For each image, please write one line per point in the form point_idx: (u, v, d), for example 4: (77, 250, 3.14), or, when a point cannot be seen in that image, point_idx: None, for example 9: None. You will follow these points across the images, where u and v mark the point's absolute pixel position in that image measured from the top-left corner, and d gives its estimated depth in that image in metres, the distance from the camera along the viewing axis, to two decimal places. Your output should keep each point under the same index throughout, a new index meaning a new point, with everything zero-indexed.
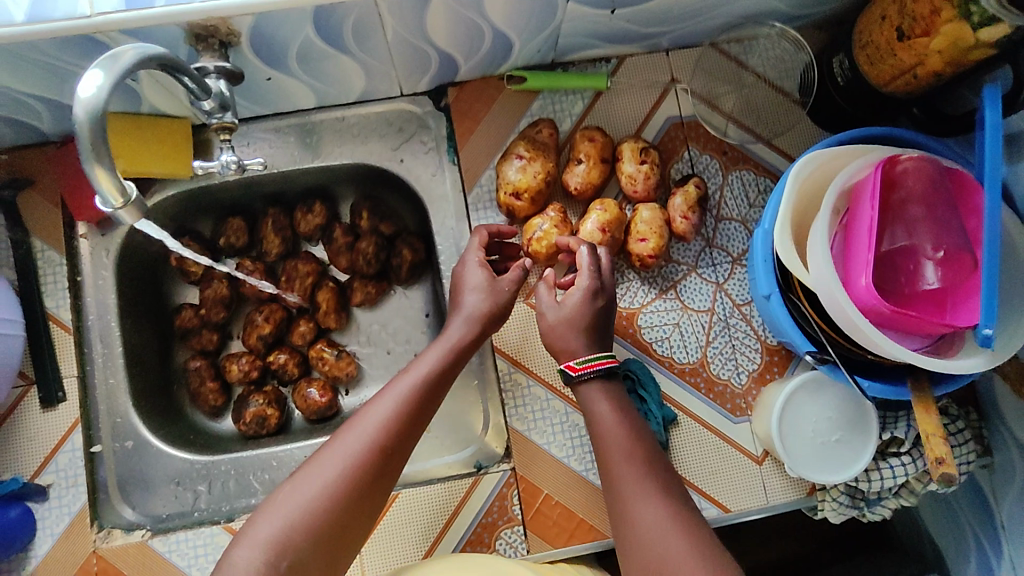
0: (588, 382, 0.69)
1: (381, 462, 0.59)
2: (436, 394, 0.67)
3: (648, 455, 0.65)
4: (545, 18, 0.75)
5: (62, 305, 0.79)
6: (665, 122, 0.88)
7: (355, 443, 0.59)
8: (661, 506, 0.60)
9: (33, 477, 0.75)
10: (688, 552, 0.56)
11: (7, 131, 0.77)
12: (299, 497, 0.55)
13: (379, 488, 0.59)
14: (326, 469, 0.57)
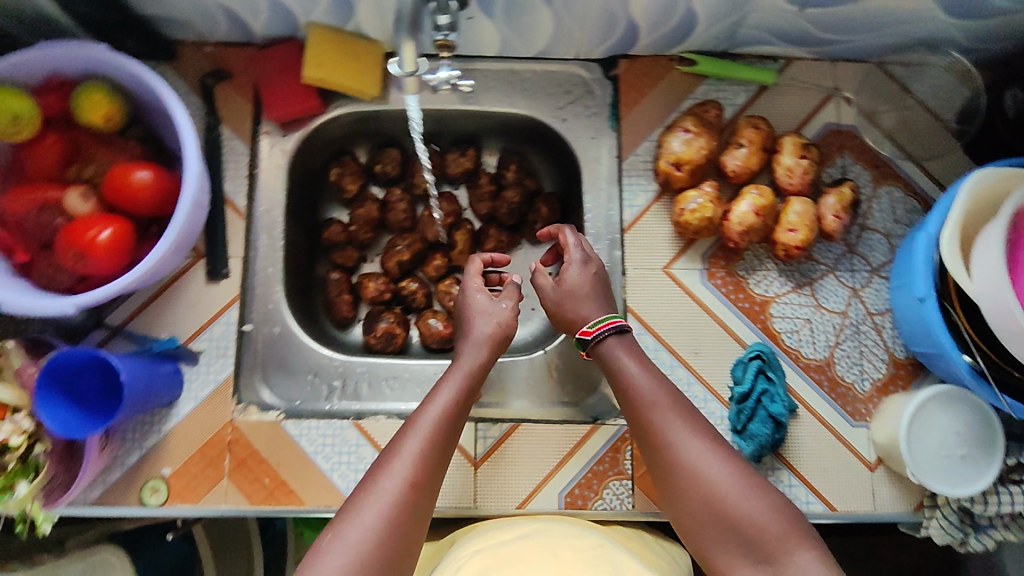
0: (603, 341, 0.71)
1: (422, 487, 0.58)
2: (460, 413, 0.66)
3: (676, 399, 0.65)
4: (740, 2, 0.78)
5: (239, 192, 0.85)
6: (823, 127, 0.89)
7: (388, 483, 0.57)
8: (705, 445, 0.61)
9: (187, 342, 0.81)
10: (744, 489, 0.58)
11: (222, 25, 0.83)
12: (349, 542, 0.53)
13: (423, 516, 0.58)
14: (369, 515, 0.55)
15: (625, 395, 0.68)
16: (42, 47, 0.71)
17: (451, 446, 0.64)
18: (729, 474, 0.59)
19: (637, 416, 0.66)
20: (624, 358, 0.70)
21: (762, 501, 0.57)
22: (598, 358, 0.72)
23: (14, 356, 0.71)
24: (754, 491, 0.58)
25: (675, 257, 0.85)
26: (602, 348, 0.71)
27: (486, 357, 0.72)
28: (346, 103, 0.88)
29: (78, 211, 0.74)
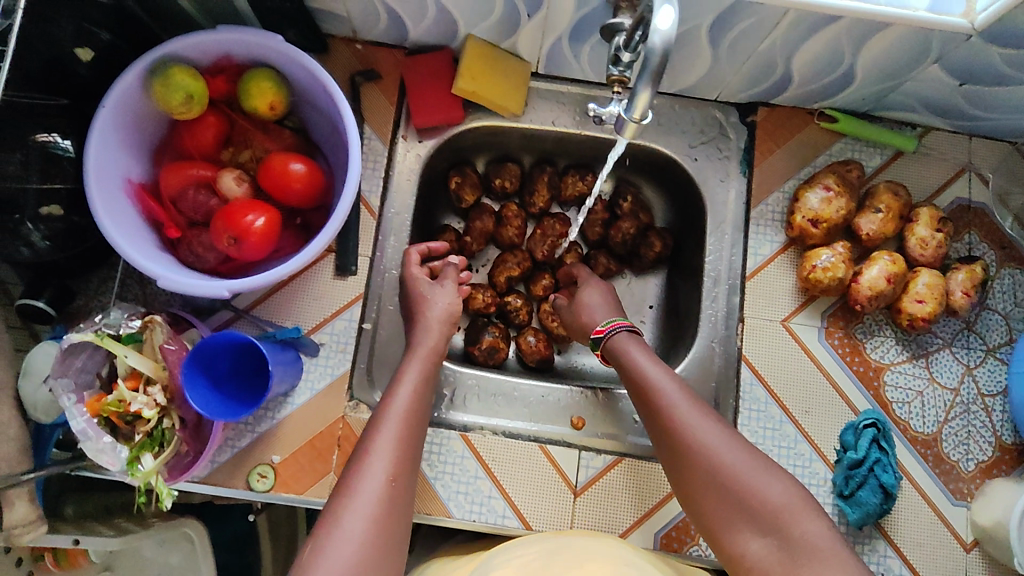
0: (614, 335, 0.81)
1: (404, 464, 0.65)
2: (424, 398, 0.73)
3: (680, 384, 0.73)
4: (901, 71, 0.78)
5: (375, 192, 0.87)
6: (953, 201, 0.89)
7: (377, 464, 0.64)
8: (709, 425, 0.68)
9: (310, 332, 0.82)
10: (747, 465, 0.64)
11: (382, 26, 0.85)
12: (349, 526, 0.59)
13: (406, 496, 0.64)
14: (365, 494, 0.61)
15: (633, 382, 0.76)
16: (221, 30, 0.72)
17: (422, 430, 0.71)
18: (732, 453, 0.65)
19: (645, 400, 0.73)
20: (633, 351, 0.78)
21: (767, 479, 0.63)
22: (612, 356, 0.80)
23: (158, 331, 0.72)
24: (756, 468, 0.64)
25: (795, 311, 0.86)
26: (616, 344, 0.80)
27: (437, 342, 0.78)
28: (484, 117, 0.90)
29: (232, 195, 0.76)
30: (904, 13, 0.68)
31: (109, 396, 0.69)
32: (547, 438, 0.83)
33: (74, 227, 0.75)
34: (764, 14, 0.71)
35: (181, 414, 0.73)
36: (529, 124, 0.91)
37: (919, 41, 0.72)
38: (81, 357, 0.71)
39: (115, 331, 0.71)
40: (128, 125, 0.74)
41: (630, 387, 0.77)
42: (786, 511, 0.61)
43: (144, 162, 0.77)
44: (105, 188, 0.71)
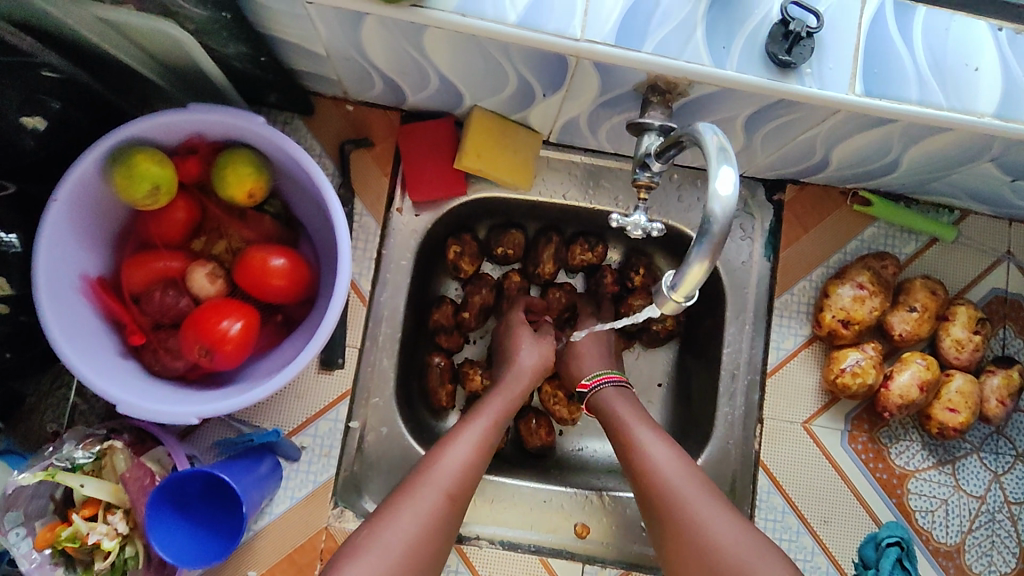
0: (602, 390, 0.80)
1: (455, 500, 0.66)
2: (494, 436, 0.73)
3: (656, 430, 0.73)
4: (950, 165, 0.71)
5: (365, 275, 0.79)
6: (989, 293, 0.83)
7: (430, 491, 0.65)
8: (682, 474, 0.67)
9: (290, 435, 0.75)
10: (718, 519, 0.63)
11: (376, 90, 0.76)
12: (385, 546, 0.60)
13: (450, 524, 0.66)
14: (407, 518, 0.62)
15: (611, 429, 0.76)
16: (193, 110, 0.63)
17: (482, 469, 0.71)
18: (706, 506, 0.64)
19: (620, 448, 0.73)
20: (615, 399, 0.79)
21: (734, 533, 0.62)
22: (597, 405, 0.80)
23: (119, 456, 0.65)
24: (726, 522, 0.63)
25: (818, 413, 0.80)
26: (602, 397, 0.80)
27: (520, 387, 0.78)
28: (488, 187, 0.82)
29: (205, 294, 0.67)
30: (967, 119, 0.61)
31: (63, 530, 0.62)
32: (548, 548, 0.77)
33: (22, 329, 0.66)
34: (809, 111, 0.63)
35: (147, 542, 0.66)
36: (538, 196, 0.84)
37: (978, 143, 0.65)
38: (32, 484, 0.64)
39: (69, 463, 0.64)
40: (84, 216, 0.64)
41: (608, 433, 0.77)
42: (753, 570, 0.59)
43: (103, 253, 0.68)
44: (57, 293, 0.62)
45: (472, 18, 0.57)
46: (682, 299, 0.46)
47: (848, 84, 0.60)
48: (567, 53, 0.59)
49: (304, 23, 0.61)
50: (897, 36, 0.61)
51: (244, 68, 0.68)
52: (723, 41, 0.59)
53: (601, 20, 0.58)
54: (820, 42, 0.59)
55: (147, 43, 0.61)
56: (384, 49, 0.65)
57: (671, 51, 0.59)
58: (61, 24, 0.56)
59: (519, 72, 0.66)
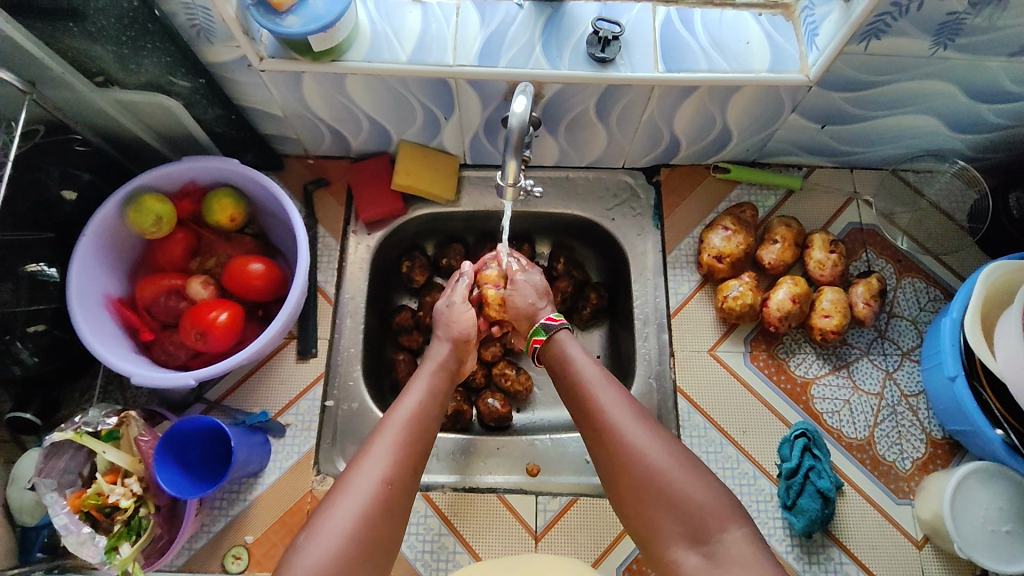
0: (558, 332, 0.83)
1: (403, 468, 0.69)
2: (432, 408, 0.77)
3: (617, 386, 0.74)
4: (768, 122, 0.91)
5: (330, 281, 0.98)
6: (846, 227, 0.98)
7: (375, 465, 0.68)
8: (646, 431, 0.69)
9: (277, 415, 0.91)
10: (682, 473, 0.66)
11: (326, 142, 0.99)
12: (338, 521, 0.64)
13: (397, 507, 0.68)
14: (356, 494, 0.66)
15: (572, 383, 0.77)
16: (186, 162, 0.85)
17: (430, 436, 0.75)
18: (672, 461, 0.67)
19: (580, 404, 0.74)
20: (570, 348, 0.80)
21: (693, 480, 0.66)
22: (553, 356, 0.81)
23: (133, 425, 0.80)
24: (688, 474, 0.66)
25: (720, 340, 0.94)
26: (556, 341, 0.82)
27: (448, 357, 0.83)
28: (422, 205, 1.02)
29: (200, 297, 0.87)
30: (748, 75, 0.80)
31: (88, 491, 0.77)
32: (505, 489, 0.89)
33: (57, 341, 0.85)
34: (635, 92, 0.83)
35: (157, 501, 0.80)
36: (466, 207, 1.03)
37: (773, 96, 0.84)
38: (63, 458, 0.79)
39: (94, 429, 0.79)
40: (108, 248, 0.85)
41: (565, 388, 0.78)
42: (714, 515, 0.63)
43: (122, 278, 0.88)
44: (87, 304, 0.81)
45: (375, 62, 0.80)
46: (515, 184, 0.65)
47: (653, 66, 0.81)
48: (447, 76, 0.81)
49: (259, 90, 0.85)
50: (683, 29, 0.82)
51: (222, 131, 0.91)
52: (556, 52, 0.81)
53: (467, 50, 0.81)
54: (625, 42, 0.81)
55: (148, 118, 0.85)
56: (322, 102, 0.87)
57: (520, 63, 0.80)
58: (91, 108, 0.80)
59: (422, 104, 0.88)
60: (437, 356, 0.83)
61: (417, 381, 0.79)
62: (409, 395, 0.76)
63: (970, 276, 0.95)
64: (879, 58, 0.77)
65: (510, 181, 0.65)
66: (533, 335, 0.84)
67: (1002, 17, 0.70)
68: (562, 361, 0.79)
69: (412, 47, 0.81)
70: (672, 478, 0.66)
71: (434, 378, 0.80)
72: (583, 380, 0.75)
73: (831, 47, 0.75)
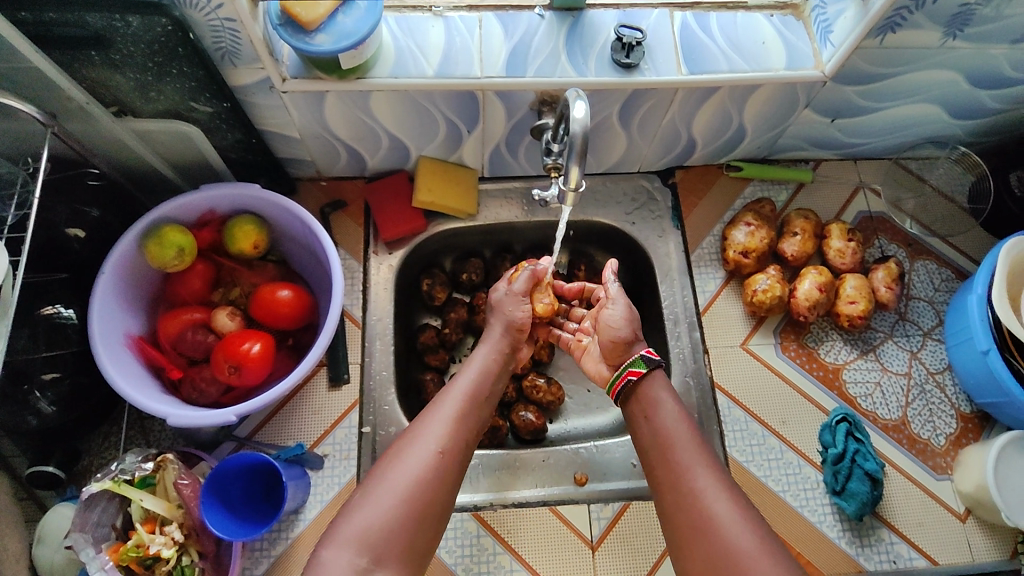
0: (655, 367, 0.80)
1: (458, 438, 0.70)
2: (486, 384, 0.77)
3: (702, 450, 0.72)
4: (782, 119, 0.93)
5: (356, 304, 0.96)
6: (858, 215, 1.01)
7: (432, 434, 0.68)
8: (731, 507, 0.66)
9: (313, 446, 0.88)
10: (761, 558, 0.62)
11: (341, 163, 0.97)
12: (393, 483, 0.64)
13: (449, 479, 0.67)
14: (414, 459, 0.66)
15: (654, 436, 0.75)
16: (205, 190, 0.82)
17: (486, 411, 0.76)
18: (752, 542, 0.63)
19: (662, 461, 0.72)
20: (660, 394, 0.78)
21: (772, 566, 0.62)
22: (637, 401, 0.79)
23: (171, 469, 0.75)
24: (767, 557, 0.62)
25: (750, 334, 0.95)
26: (650, 378, 0.79)
27: (502, 342, 0.83)
28: (442, 221, 1.01)
29: (227, 330, 0.83)
30: (766, 74, 0.82)
31: (128, 543, 0.72)
32: (555, 500, 0.88)
33: (78, 387, 0.80)
34: (658, 96, 0.85)
35: (200, 548, 0.76)
36: (486, 221, 1.02)
37: (789, 94, 0.87)
38: (97, 511, 0.74)
39: (129, 476, 0.75)
40: (127, 286, 0.80)
41: (647, 442, 0.76)
42: None
43: (141, 316, 0.84)
44: (110, 347, 0.76)
45: (402, 78, 0.78)
46: (574, 191, 0.64)
47: (676, 69, 0.82)
48: (475, 89, 0.80)
49: (280, 113, 0.83)
50: (701, 32, 0.84)
51: (237, 156, 0.88)
52: (581, 59, 0.82)
53: (493, 61, 0.81)
54: (648, 47, 0.82)
55: (164, 148, 0.82)
56: (343, 121, 0.86)
57: (548, 71, 0.81)
58: (106, 141, 0.77)
59: (445, 117, 0.87)
60: (492, 339, 0.83)
61: (473, 359, 0.80)
62: (468, 369, 0.77)
63: (978, 255, 1.00)
64: (893, 51, 0.80)
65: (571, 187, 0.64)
66: (631, 364, 0.80)
67: (1009, 6, 0.74)
68: (646, 408, 0.77)
69: (438, 60, 0.80)
70: (750, 559, 0.62)
71: (488, 359, 0.80)
72: (669, 436, 0.73)
73: (847, 43, 0.78)
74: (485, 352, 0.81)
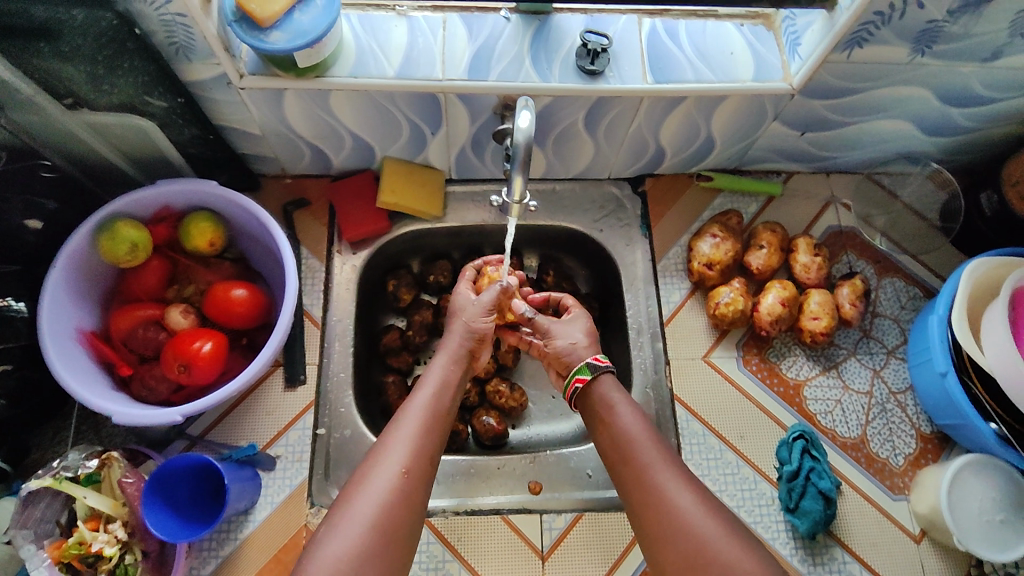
0: (603, 372, 0.81)
1: (421, 458, 0.69)
2: (446, 397, 0.77)
3: (663, 447, 0.73)
4: (751, 131, 0.92)
5: (316, 304, 0.95)
6: (827, 230, 1.01)
7: (395, 454, 0.68)
8: (696, 500, 0.67)
9: (266, 447, 0.87)
10: (729, 545, 0.63)
11: (306, 160, 0.96)
12: (359, 511, 0.64)
13: (416, 497, 0.67)
14: (377, 484, 0.65)
15: (613, 440, 0.75)
16: (160, 185, 0.81)
17: (448, 425, 0.75)
18: (720, 532, 0.64)
19: (626, 461, 0.73)
20: (616, 398, 0.78)
21: (742, 554, 0.63)
22: (593, 406, 0.80)
23: (116, 467, 0.75)
24: (736, 545, 0.64)
25: (713, 346, 0.94)
26: (598, 386, 0.80)
27: (460, 350, 0.82)
28: (408, 222, 1.00)
29: (180, 327, 0.83)
30: (734, 85, 0.81)
31: (69, 541, 0.71)
32: (508, 509, 0.87)
33: (26, 381, 0.79)
34: (624, 104, 0.84)
35: (144, 548, 0.75)
36: (452, 223, 1.01)
37: (757, 106, 0.86)
38: (40, 506, 0.73)
39: (73, 473, 0.73)
40: (79, 279, 0.80)
41: (608, 443, 0.76)
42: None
43: (94, 311, 0.83)
44: (59, 341, 0.76)
45: (362, 78, 0.77)
46: (520, 201, 0.65)
47: (642, 78, 0.81)
48: (436, 91, 0.79)
49: (239, 109, 0.82)
50: (668, 40, 0.83)
51: (197, 151, 0.87)
52: (546, 64, 0.81)
53: (456, 63, 0.80)
54: (614, 54, 0.81)
55: (120, 141, 0.81)
56: (304, 119, 0.85)
57: (511, 76, 0.80)
58: (60, 133, 0.76)
59: (408, 119, 0.86)
60: (448, 347, 0.82)
61: (430, 373, 0.79)
62: (425, 386, 0.77)
63: (946, 273, 0.99)
64: (861, 66, 0.79)
65: (516, 199, 0.65)
66: (577, 372, 0.82)
67: (977, 25, 0.73)
68: (604, 412, 0.78)
69: (399, 61, 0.79)
70: (721, 550, 0.63)
71: (448, 371, 0.79)
72: (629, 437, 0.74)
73: (815, 56, 0.77)
74: (443, 364, 0.80)
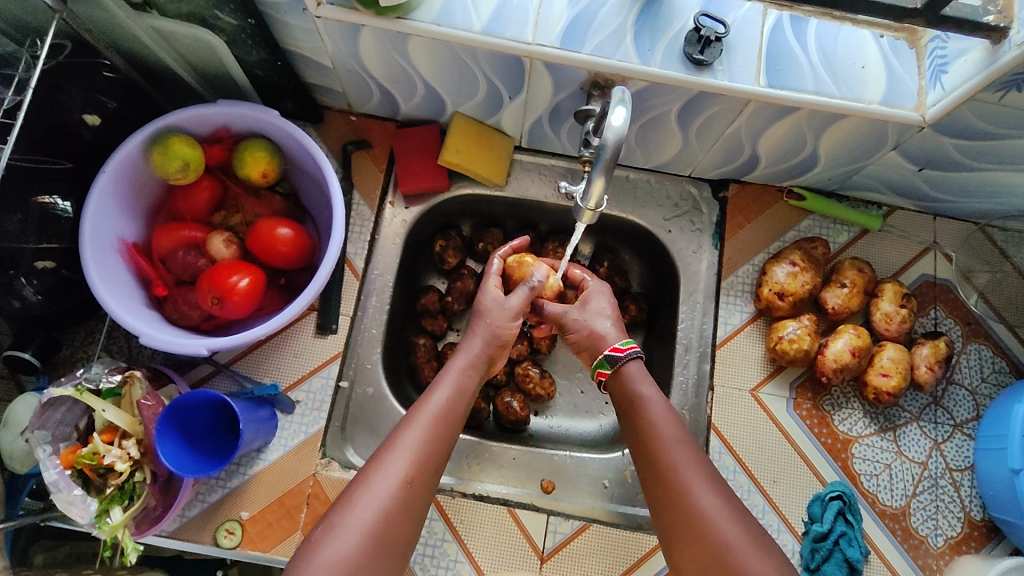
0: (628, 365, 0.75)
1: (426, 462, 0.65)
2: (462, 396, 0.72)
3: (693, 447, 0.68)
4: (860, 157, 0.82)
5: (359, 254, 0.91)
6: (920, 278, 0.91)
7: (397, 460, 0.64)
8: (720, 502, 0.64)
9: (288, 391, 0.85)
10: (752, 553, 0.60)
11: (374, 101, 0.90)
12: (357, 516, 0.60)
13: (422, 497, 0.64)
14: (377, 488, 0.62)
15: (636, 437, 0.71)
16: (220, 106, 0.77)
17: (457, 426, 0.70)
18: (742, 539, 0.61)
19: (651, 459, 0.69)
20: (646, 393, 0.73)
21: (762, 562, 0.59)
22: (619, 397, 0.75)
23: (137, 386, 0.74)
24: (756, 552, 0.60)
25: (764, 381, 0.88)
26: (627, 375, 0.75)
27: (479, 354, 0.75)
28: (468, 184, 0.94)
29: (221, 256, 0.81)
30: (859, 104, 0.71)
31: (83, 450, 0.71)
32: (515, 502, 0.85)
33: (63, 281, 0.78)
34: (727, 104, 0.74)
35: (154, 469, 0.75)
36: (513, 193, 0.95)
37: (878, 131, 0.75)
38: (60, 410, 0.74)
39: (95, 385, 0.74)
40: (126, 189, 0.77)
41: (630, 433, 0.72)
42: None
43: (139, 222, 0.81)
44: (100, 250, 0.74)
45: (446, 27, 0.71)
46: (593, 209, 0.61)
47: (754, 78, 0.71)
48: (522, 54, 0.72)
49: (314, 38, 0.76)
50: (793, 37, 0.73)
51: (264, 75, 0.83)
52: (649, 45, 0.72)
53: (550, 27, 0.72)
54: (728, 45, 0.71)
55: (186, 50, 0.77)
56: (378, 59, 0.79)
57: (608, 52, 0.71)
58: (124, 31, 0.72)
59: (487, 77, 0.79)
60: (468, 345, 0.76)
61: (446, 370, 0.74)
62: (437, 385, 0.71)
63: None
64: (1010, 111, 0.69)
65: (590, 203, 0.60)
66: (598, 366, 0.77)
67: None
68: (631, 404, 0.73)
69: (488, 15, 0.72)
70: (744, 560, 0.59)
71: (464, 367, 0.74)
72: (657, 437, 0.69)
73: (961, 91, 0.67)
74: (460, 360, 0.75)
